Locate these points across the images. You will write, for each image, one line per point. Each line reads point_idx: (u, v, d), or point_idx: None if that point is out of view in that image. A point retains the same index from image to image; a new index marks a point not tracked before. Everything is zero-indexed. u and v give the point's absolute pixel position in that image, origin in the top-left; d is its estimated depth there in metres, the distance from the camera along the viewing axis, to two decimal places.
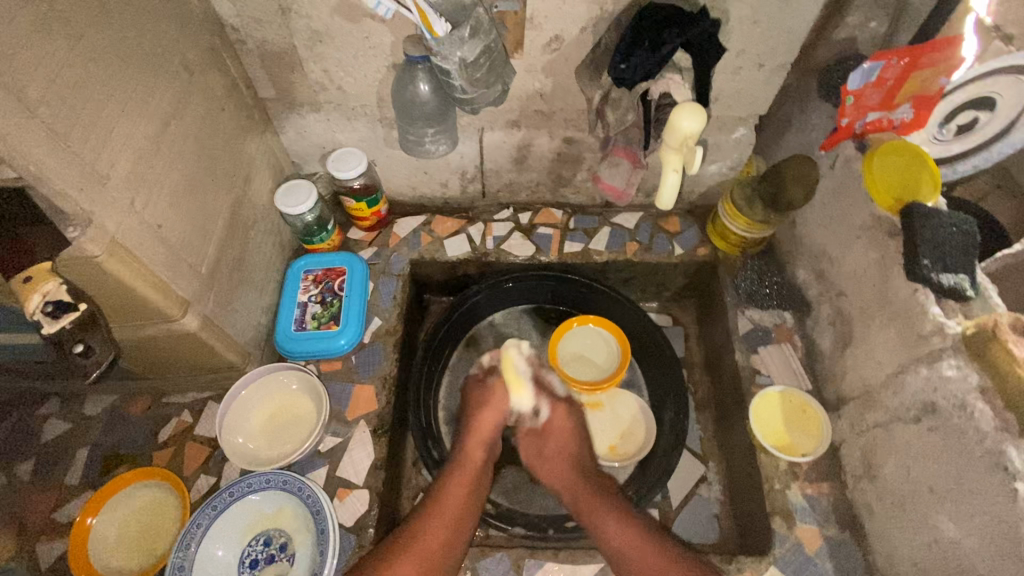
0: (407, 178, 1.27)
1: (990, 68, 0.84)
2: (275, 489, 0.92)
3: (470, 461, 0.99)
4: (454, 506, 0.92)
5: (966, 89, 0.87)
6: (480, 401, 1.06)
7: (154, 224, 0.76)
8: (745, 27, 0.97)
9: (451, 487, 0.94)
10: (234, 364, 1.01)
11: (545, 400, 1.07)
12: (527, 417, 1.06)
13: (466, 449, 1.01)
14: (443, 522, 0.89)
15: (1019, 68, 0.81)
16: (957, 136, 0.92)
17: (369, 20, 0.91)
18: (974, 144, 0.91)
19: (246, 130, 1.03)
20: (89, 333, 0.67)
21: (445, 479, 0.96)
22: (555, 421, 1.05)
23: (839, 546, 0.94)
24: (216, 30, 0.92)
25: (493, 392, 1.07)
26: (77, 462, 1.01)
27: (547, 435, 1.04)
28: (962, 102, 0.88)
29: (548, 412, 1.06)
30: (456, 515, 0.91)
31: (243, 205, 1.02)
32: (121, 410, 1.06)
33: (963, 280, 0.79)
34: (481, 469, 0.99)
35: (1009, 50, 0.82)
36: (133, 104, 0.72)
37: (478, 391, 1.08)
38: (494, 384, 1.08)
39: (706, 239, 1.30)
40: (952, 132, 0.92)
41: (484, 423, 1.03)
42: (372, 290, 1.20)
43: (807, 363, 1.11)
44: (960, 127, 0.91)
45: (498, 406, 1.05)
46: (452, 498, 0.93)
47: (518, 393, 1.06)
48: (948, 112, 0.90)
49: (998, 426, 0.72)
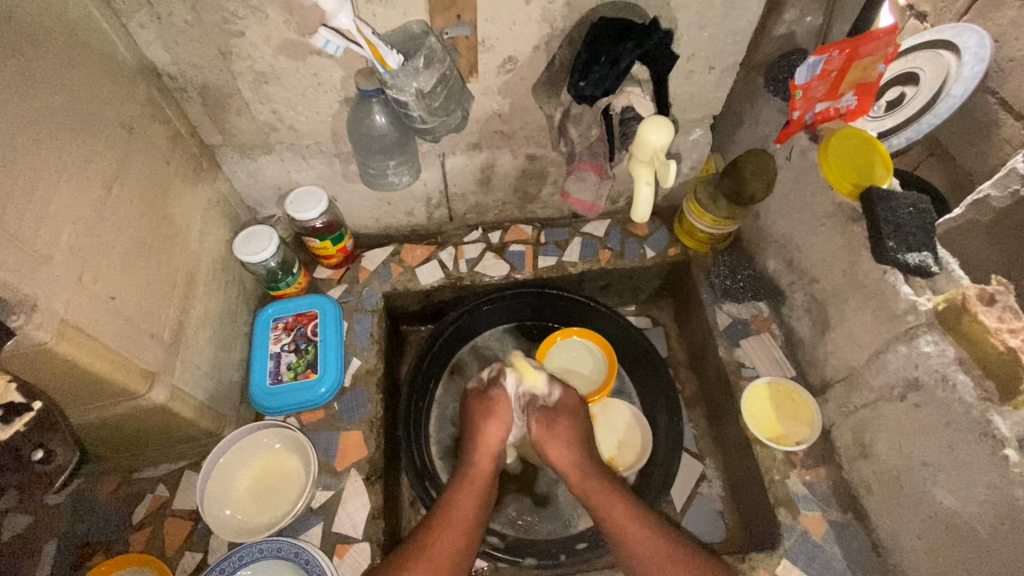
0: (371, 210, 1.23)
1: (908, 46, 0.94)
2: (269, 558, 0.86)
3: (480, 471, 0.98)
4: (465, 516, 0.90)
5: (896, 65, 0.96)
6: (486, 411, 1.06)
7: (107, 296, 0.71)
8: (693, 32, 0.98)
9: (461, 497, 0.93)
10: (209, 429, 0.95)
11: (558, 383, 1.09)
12: (541, 398, 1.07)
13: (475, 461, 1.00)
14: (454, 531, 0.88)
15: (933, 42, 0.90)
16: (889, 112, 0.97)
17: (316, 57, 0.88)
18: (903, 118, 0.95)
19: (196, 181, 0.97)
20: (43, 436, 0.62)
21: (453, 490, 0.95)
22: (568, 399, 1.07)
23: (844, 528, 0.96)
24: (152, 81, 0.87)
25: (497, 402, 1.06)
26: (44, 558, 0.92)
27: (561, 412, 1.04)
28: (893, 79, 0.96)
29: (562, 393, 1.08)
30: (468, 524, 0.89)
31: (201, 259, 0.96)
32: (87, 493, 0.98)
33: (927, 257, 0.82)
34: (490, 478, 0.98)
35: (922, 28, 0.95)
36: (69, 172, 0.66)
37: (481, 402, 1.07)
38: (499, 395, 1.07)
39: (675, 239, 1.31)
40: (886, 108, 0.98)
41: (490, 433, 1.02)
42: (347, 330, 1.16)
43: (787, 350, 1.14)
44: (890, 102, 0.97)
45: (504, 417, 1.05)
46: (462, 508, 0.91)
47: (533, 375, 1.08)
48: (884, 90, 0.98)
49: (981, 395, 0.74)
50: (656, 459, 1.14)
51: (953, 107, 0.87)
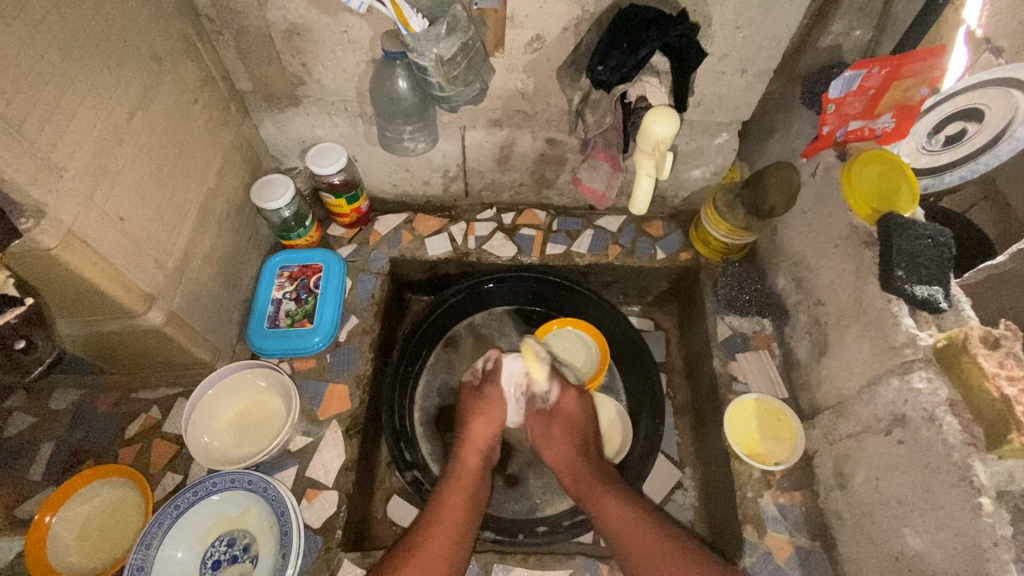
0: (389, 175, 1.25)
1: (980, 80, 0.86)
2: (240, 489, 0.90)
3: (466, 468, 0.99)
4: (454, 512, 0.91)
5: (956, 99, 0.90)
6: (474, 410, 1.07)
7: (116, 216, 0.74)
8: (728, 32, 0.95)
9: (449, 497, 0.94)
10: (204, 360, 0.99)
11: (558, 383, 1.08)
12: (539, 396, 1.08)
13: (460, 459, 1.01)
14: (445, 530, 0.88)
15: (1009, 81, 0.82)
16: (946, 146, 0.93)
17: (347, 14, 0.89)
18: (961, 153, 0.91)
19: (221, 123, 1.01)
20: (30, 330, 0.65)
21: (442, 490, 0.95)
22: (566, 404, 1.05)
23: (809, 556, 0.94)
24: (190, 19, 0.90)
25: (487, 402, 1.08)
26: (41, 458, 0.99)
27: (557, 414, 1.04)
28: (951, 112, 0.91)
29: (560, 392, 1.07)
30: (458, 519, 0.91)
31: (216, 198, 1.00)
32: (87, 405, 1.04)
33: (936, 292, 0.80)
34: (477, 477, 0.99)
35: (997, 63, 0.84)
36: (97, 94, 0.70)
37: (474, 400, 1.09)
38: (491, 391, 1.09)
39: (689, 244, 1.29)
40: (941, 143, 0.93)
41: (477, 432, 1.04)
42: (350, 287, 1.19)
43: (784, 371, 1.11)
44: (948, 137, 0.92)
45: (493, 418, 1.06)
46: (451, 505, 0.93)
47: (537, 368, 1.08)
48: (937, 122, 0.93)
49: (965, 439, 0.72)
50: (632, 458, 1.13)
51: (1013, 150, 0.84)
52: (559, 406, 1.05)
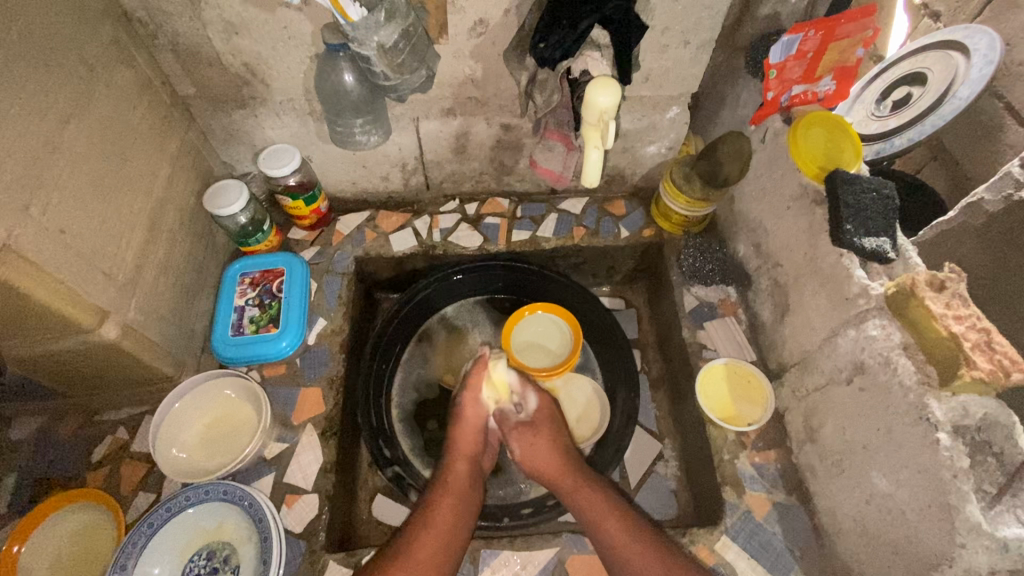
0: (347, 173, 1.24)
1: (920, 45, 0.88)
2: (216, 500, 0.88)
3: (455, 475, 0.97)
4: (444, 519, 0.88)
5: (902, 65, 0.91)
6: (455, 415, 1.06)
7: (57, 228, 0.72)
8: (667, 4, 0.97)
9: (438, 501, 0.92)
10: (167, 374, 0.97)
11: (530, 390, 1.08)
12: (511, 410, 1.06)
13: (448, 465, 0.99)
14: (435, 535, 0.86)
15: (946, 43, 0.84)
16: (894, 111, 0.90)
17: (284, 10, 0.88)
18: (909, 118, 0.87)
19: (165, 130, 0.98)
20: None
21: (429, 497, 0.93)
22: (541, 409, 1.06)
23: (787, 510, 0.97)
24: (121, 23, 0.88)
25: (463, 409, 1.05)
26: (4, 489, 0.95)
27: (534, 427, 1.03)
28: (897, 79, 0.91)
29: (535, 403, 1.06)
30: (448, 527, 0.88)
31: (166, 206, 0.97)
32: (48, 432, 1.00)
33: (884, 243, 0.81)
34: (467, 483, 0.97)
35: (935, 27, 0.92)
36: (23, 104, 0.68)
37: (453, 406, 1.07)
38: (465, 398, 1.06)
39: (651, 220, 1.31)
40: (889, 108, 0.91)
41: (463, 437, 1.03)
42: (315, 290, 1.17)
43: (750, 335, 1.14)
44: (896, 102, 0.90)
45: (472, 425, 1.04)
46: (442, 510, 0.90)
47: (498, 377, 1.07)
48: (884, 91, 0.93)
49: (920, 379, 0.74)
50: (610, 434, 1.14)
51: (957, 111, 0.80)
52: (537, 416, 1.05)
